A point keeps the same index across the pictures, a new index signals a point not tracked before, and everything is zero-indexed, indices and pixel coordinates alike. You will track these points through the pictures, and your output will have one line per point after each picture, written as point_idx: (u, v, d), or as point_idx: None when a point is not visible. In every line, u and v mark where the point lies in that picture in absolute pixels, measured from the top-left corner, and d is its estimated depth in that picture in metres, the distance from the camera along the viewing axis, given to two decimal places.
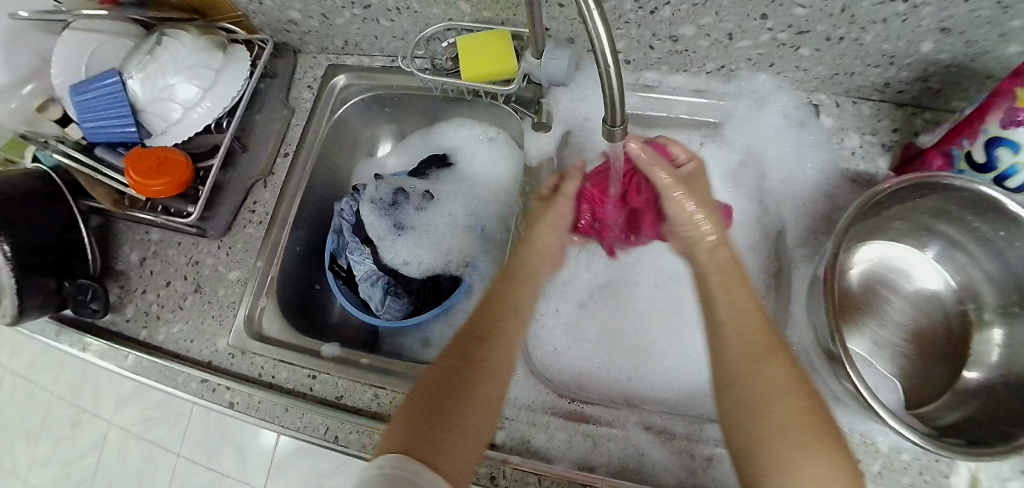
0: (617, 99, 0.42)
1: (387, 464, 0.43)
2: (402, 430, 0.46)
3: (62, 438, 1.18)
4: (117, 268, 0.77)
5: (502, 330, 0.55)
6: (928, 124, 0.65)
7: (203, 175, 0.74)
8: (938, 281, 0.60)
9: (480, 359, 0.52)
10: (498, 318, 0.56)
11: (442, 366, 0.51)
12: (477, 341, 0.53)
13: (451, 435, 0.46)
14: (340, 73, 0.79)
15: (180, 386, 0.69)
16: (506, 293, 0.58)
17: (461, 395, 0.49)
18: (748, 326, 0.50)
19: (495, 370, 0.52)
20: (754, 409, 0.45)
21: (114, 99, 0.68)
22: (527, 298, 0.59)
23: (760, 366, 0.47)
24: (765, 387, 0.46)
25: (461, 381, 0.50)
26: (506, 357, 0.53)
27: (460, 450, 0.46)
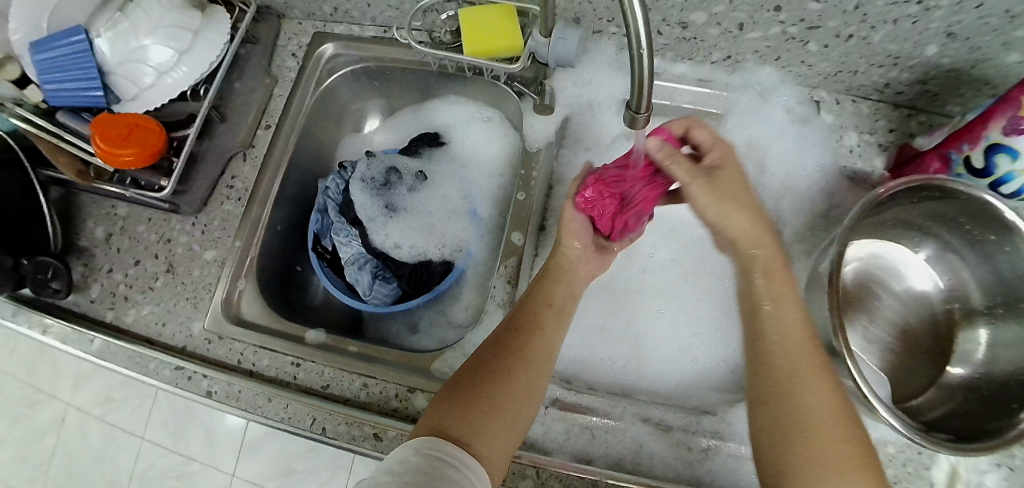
0: (646, 79, 0.41)
1: (423, 444, 0.43)
2: (437, 409, 0.47)
3: (14, 420, 1.11)
4: (79, 245, 0.71)
5: (543, 329, 0.53)
6: (923, 126, 0.65)
7: (177, 146, 0.68)
8: (927, 281, 0.62)
9: (521, 349, 0.51)
10: (540, 320, 0.54)
11: (481, 354, 0.51)
12: (517, 331, 0.53)
13: (489, 418, 0.46)
14: (328, 41, 0.74)
15: (151, 373, 0.64)
16: (543, 293, 0.56)
17: (500, 381, 0.49)
18: (796, 342, 0.47)
19: (537, 361, 0.51)
20: (805, 436, 0.42)
21: (81, 59, 0.62)
22: (569, 301, 0.57)
23: (808, 388, 0.44)
24: (818, 414, 0.43)
25: (499, 370, 0.49)
26: (547, 348, 0.53)
27: (498, 433, 0.46)
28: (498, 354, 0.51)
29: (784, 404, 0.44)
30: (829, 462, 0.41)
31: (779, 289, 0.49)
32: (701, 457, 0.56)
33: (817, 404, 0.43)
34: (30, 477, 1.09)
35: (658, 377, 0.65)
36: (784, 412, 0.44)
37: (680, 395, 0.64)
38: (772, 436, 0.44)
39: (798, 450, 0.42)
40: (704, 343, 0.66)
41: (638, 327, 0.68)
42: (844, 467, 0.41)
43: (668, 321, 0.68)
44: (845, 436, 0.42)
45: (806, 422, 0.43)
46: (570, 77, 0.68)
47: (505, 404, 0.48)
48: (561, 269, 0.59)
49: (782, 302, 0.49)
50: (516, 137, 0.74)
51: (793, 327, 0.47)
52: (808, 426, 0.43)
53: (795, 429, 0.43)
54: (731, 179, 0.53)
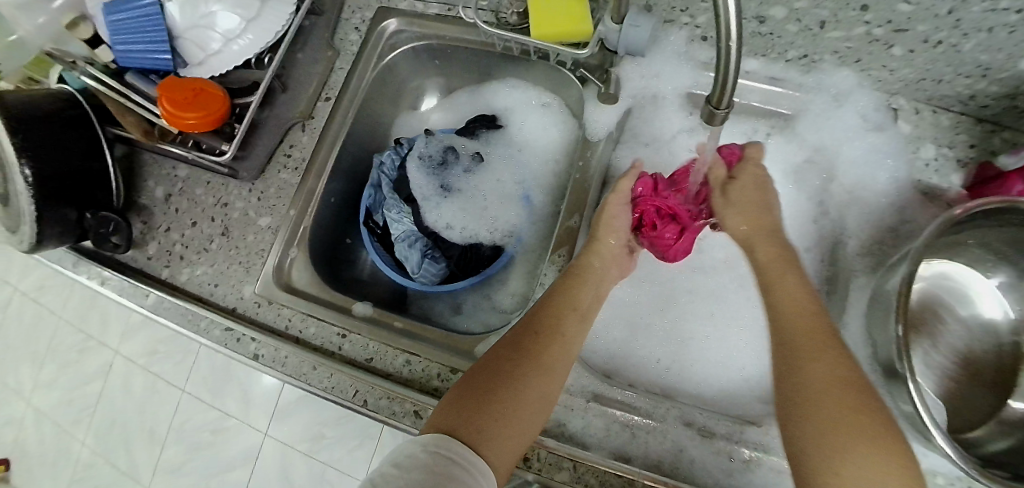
0: (732, 80, 0.40)
1: (432, 442, 0.43)
2: (450, 409, 0.47)
3: (66, 364, 1.16)
4: (140, 202, 0.73)
5: (560, 330, 0.53)
6: (1007, 144, 0.62)
7: (239, 113, 0.69)
8: (996, 310, 0.59)
9: (537, 352, 0.51)
10: (559, 317, 0.54)
11: (495, 355, 0.51)
12: (534, 333, 0.53)
13: (501, 421, 0.46)
14: (391, 16, 0.74)
15: (202, 332, 0.66)
16: (566, 290, 0.57)
17: (514, 384, 0.48)
18: (803, 319, 0.50)
19: (553, 367, 0.51)
20: (813, 403, 0.45)
21: (150, 21, 0.63)
22: (591, 303, 0.57)
23: (816, 362, 0.47)
24: (825, 385, 0.45)
25: (514, 372, 0.49)
26: (565, 353, 0.52)
27: (509, 438, 0.46)
28: (512, 357, 0.50)
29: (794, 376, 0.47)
30: (835, 421, 0.43)
31: (783, 270, 0.55)
32: (742, 467, 0.55)
33: (821, 378, 0.46)
34: (77, 418, 1.15)
35: (701, 382, 0.64)
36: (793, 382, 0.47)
37: (724, 402, 0.63)
38: (787, 404, 0.47)
39: (803, 409, 0.45)
40: (751, 351, 0.65)
41: (684, 327, 0.67)
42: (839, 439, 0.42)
43: (717, 325, 0.66)
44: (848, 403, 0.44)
45: (810, 387, 0.46)
46: (636, 68, 0.66)
47: (517, 408, 0.47)
48: (578, 276, 0.58)
49: (788, 281, 0.53)
50: (573, 126, 0.73)
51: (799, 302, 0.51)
52: (809, 396, 0.45)
53: (799, 398, 0.46)
54: (749, 192, 0.60)
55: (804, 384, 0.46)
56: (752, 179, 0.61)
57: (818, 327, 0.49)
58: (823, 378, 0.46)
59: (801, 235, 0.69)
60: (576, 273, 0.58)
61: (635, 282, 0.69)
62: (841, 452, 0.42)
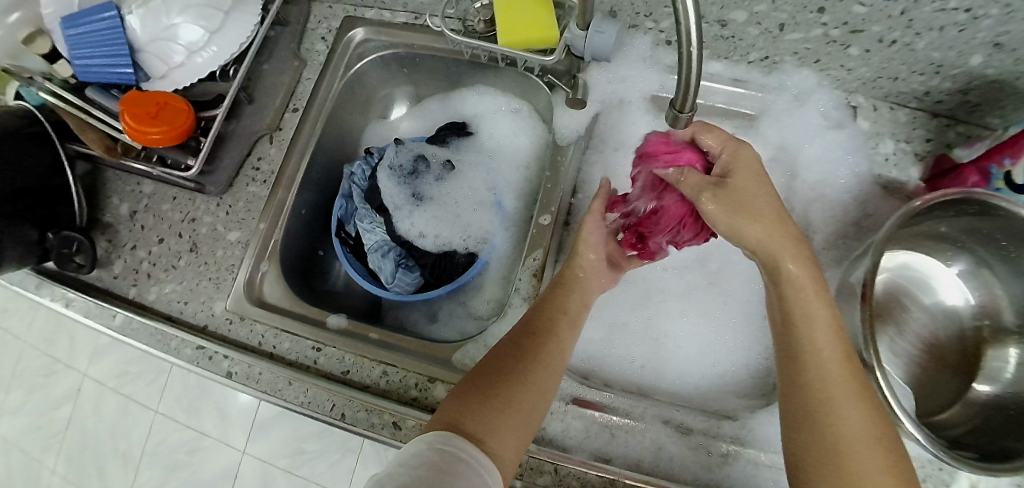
0: (692, 83, 0.40)
1: (437, 437, 0.43)
2: (454, 404, 0.46)
3: (32, 389, 1.12)
4: (105, 220, 0.72)
5: (558, 328, 0.54)
6: (961, 137, 0.64)
7: (205, 126, 0.68)
8: (958, 297, 0.60)
9: (535, 351, 0.51)
10: (556, 318, 0.55)
11: (494, 354, 0.51)
12: (533, 333, 0.53)
13: (504, 416, 0.46)
14: (359, 26, 0.74)
15: (172, 352, 0.64)
16: (559, 294, 0.57)
17: (517, 380, 0.49)
18: (832, 365, 0.45)
19: (549, 367, 0.51)
20: (849, 470, 0.40)
21: (111, 35, 0.62)
22: (581, 312, 0.57)
23: (848, 408, 0.43)
24: (861, 453, 0.41)
25: (516, 368, 0.50)
26: (561, 352, 0.53)
27: (511, 434, 0.46)
28: (514, 354, 0.51)
29: (825, 432, 0.42)
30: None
31: (808, 299, 0.48)
32: (720, 461, 0.56)
33: (853, 427, 0.42)
34: (45, 445, 1.11)
35: (677, 380, 0.65)
36: (822, 441, 0.42)
37: (699, 397, 0.64)
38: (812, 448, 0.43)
39: (839, 477, 0.41)
40: (724, 346, 0.66)
41: (657, 325, 0.67)
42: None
43: (689, 322, 0.67)
44: (879, 458, 0.41)
45: (842, 441, 0.42)
46: (605, 73, 0.67)
47: (518, 403, 0.47)
48: (565, 285, 0.58)
49: (814, 317, 0.47)
50: (544, 130, 0.74)
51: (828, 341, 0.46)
52: (846, 461, 0.41)
53: (828, 447, 0.42)
54: (746, 194, 0.51)
55: (839, 433, 0.42)
56: (749, 178, 0.52)
57: (849, 376, 0.44)
58: (858, 442, 0.41)
59: None
60: (559, 283, 0.58)
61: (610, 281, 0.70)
62: None
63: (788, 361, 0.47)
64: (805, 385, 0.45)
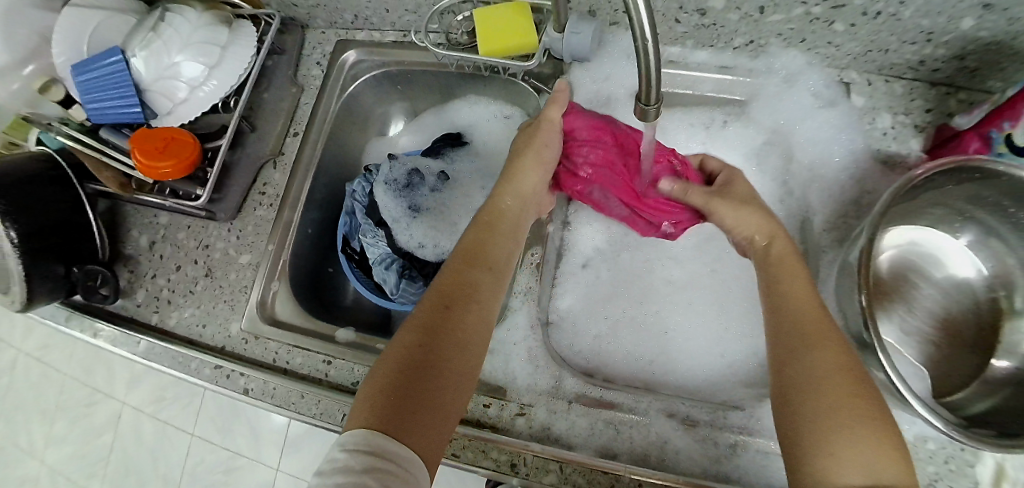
0: (654, 77, 0.41)
1: (355, 440, 0.40)
2: (368, 403, 0.43)
3: (76, 419, 1.19)
4: (127, 252, 0.76)
5: (473, 293, 0.51)
6: (962, 104, 0.62)
7: (211, 156, 0.72)
8: (969, 268, 0.59)
9: (451, 324, 0.48)
10: (469, 281, 0.52)
11: (407, 333, 0.47)
12: (447, 304, 0.49)
13: (427, 403, 0.43)
14: (351, 48, 0.76)
15: (193, 372, 0.67)
16: (481, 248, 0.55)
17: (432, 362, 0.45)
18: (809, 306, 0.47)
19: (469, 343, 0.48)
20: (814, 390, 0.42)
21: (118, 77, 0.66)
22: (504, 256, 0.56)
23: (824, 344, 0.44)
24: (831, 366, 0.43)
25: (430, 348, 0.46)
26: (479, 320, 0.50)
27: (434, 422, 0.43)
28: (427, 331, 0.47)
29: (794, 361, 0.44)
30: (838, 408, 0.40)
31: (792, 268, 0.51)
32: (729, 452, 0.56)
33: (825, 359, 0.43)
34: (90, 471, 1.16)
35: (684, 373, 0.65)
36: (786, 373, 0.44)
37: (707, 389, 0.63)
38: (785, 385, 0.44)
39: (808, 392, 0.42)
40: (730, 336, 0.65)
41: (663, 319, 0.67)
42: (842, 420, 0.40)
43: (692, 314, 0.67)
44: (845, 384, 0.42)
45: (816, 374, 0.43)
46: (587, 73, 0.67)
47: (440, 385, 0.45)
48: (470, 250, 0.54)
49: (793, 275, 0.50)
50: None
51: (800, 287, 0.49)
52: (810, 382, 0.42)
53: (801, 377, 0.43)
54: (745, 196, 0.58)
55: (808, 364, 0.43)
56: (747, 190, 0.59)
57: (819, 319, 0.46)
58: (824, 365, 0.43)
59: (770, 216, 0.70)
60: (471, 248, 0.55)
61: (612, 280, 0.70)
62: (849, 434, 0.39)
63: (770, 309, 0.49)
64: (777, 324, 0.47)
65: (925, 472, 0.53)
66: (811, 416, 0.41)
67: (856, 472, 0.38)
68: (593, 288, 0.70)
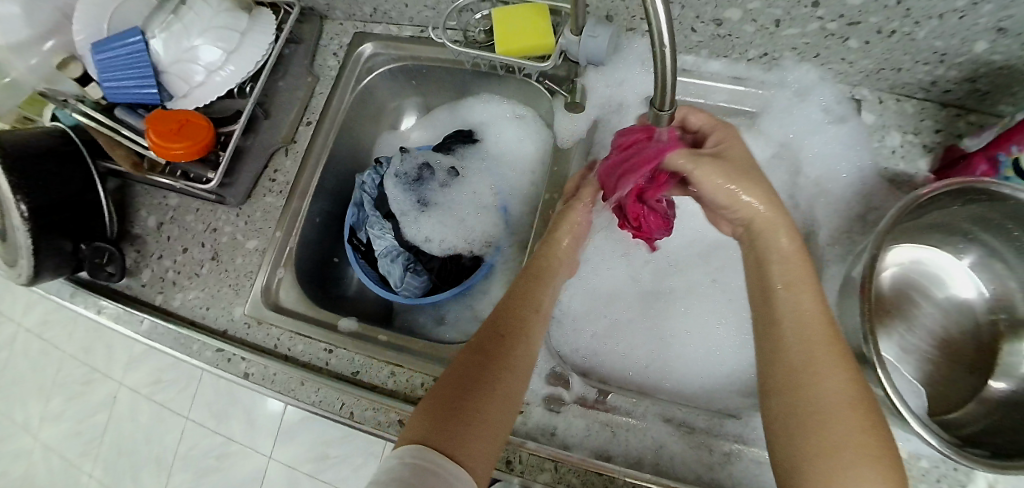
0: (669, 82, 0.42)
1: (409, 453, 0.42)
2: (422, 419, 0.45)
3: (72, 397, 1.19)
4: (134, 232, 0.76)
5: (523, 328, 0.54)
6: (972, 127, 0.62)
7: (225, 140, 0.72)
8: (971, 289, 0.59)
9: (501, 355, 0.51)
10: (520, 316, 0.55)
11: (460, 363, 0.50)
12: (498, 335, 0.52)
13: (471, 428, 0.45)
14: (368, 41, 0.77)
15: (194, 354, 0.67)
16: (529, 290, 0.58)
17: (484, 386, 0.48)
18: (813, 329, 0.46)
19: (516, 369, 0.51)
20: (822, 424, 0.41)
21: (136, 58, 0.67)
22: (548, 300, 0.58)
23: (825, 373, 0.43)
24: (833, 398, 0.42)
25: (482, 374, 0.49)
26: (527, 356, 0.53)
27: (483, 444, 0.45)
28: (479, 360, 0.50)
29: (804, 390, 0.43)
30: (847, 443, 0.40)
31: (799, 284, 0.48)
32: (723, 460, 0.56)
33: (829, 389, 0.42)
34: (83, 449, 1.17)
35: (681, 379, 0.65)
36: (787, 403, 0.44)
37: (704, 397, 0.64)
38: (787, 417, 0.43)
39: (812, 428, 0.42)
40: (729, 345, 0.66)
41: (663, 325, 0.68)
42: (845, 456, 0.40)
43: (694, 323, 0.68)
44: (850, 418, 0.41)
45: (820, 409, 0.42)
46: (601, 77, 0.68)
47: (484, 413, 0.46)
48: (521, 298, 0.57)
49: (798, 293, 0.48)
50: (547, 136, 0.76)
51: (807, 311, 0.47)
52: (819, 415, 0.42)
53: (803, 411, 0.43)
54: (742, 163, 0.55)
55: (809, 397, 0.43)
56: (742, 151, 0.56)
57: (826, 348, 0.44)
58: (831, 398, 0.42)
59: None
60: (524, 296, 0.57)
61: (616, 285, 0.71)
62: (854, 471, 0.39)
63: (768, 328, 0.48)
64: (780, 349, 0.46)
65: None
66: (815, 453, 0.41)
67: None
68: (597, 291, 0.70)
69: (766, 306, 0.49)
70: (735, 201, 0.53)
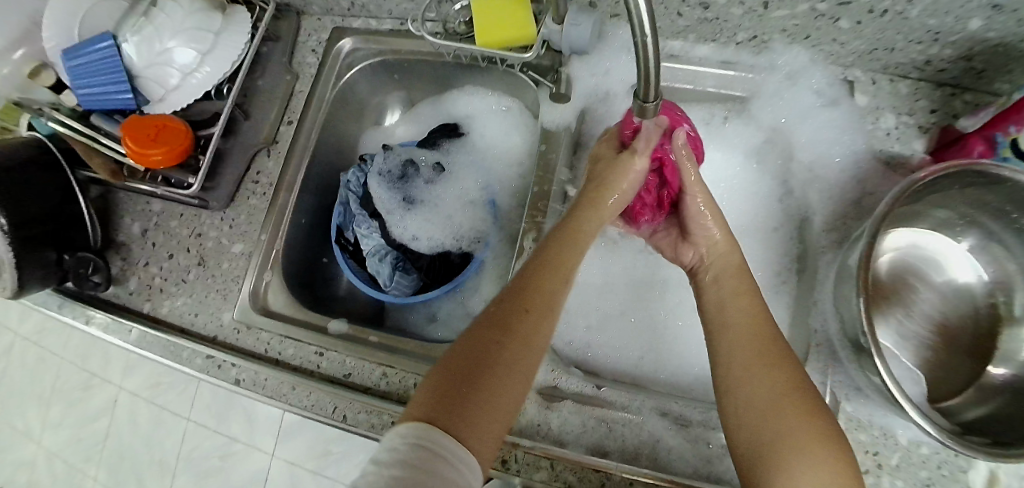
0: (653, 72, 0.40)
1: (413, 434, 0.38)
2: (432, 393, 0.41)
3: (71, 404, 1.19)
4: (119, 240, 0.75)
5: (553, 297, 0.49)
6: (968, 106, 0.61)
7: (204, 144, 0.71)
8: (969, 272, 0.58)
9: (524, 325, 0.47)
10: (551, 281, 0.50)
11: (480, 329, 0.46)
12: (523, 302, 0.48)
13: (479, 410, 0.41)
14: (347, 36, 0.75)
15: (185, 362, 0.67)
16: (564, 251, 0.53)
17: (501, 359, 0.44)
18: (751, 328, 0.48)
19: (540, 340, 0.47)
20: (764, 418, 0.43)
21: (110, 64, 0.66)
22: (582, 264, 0.54)
23: (766, 369, 0.45)
24: (774, 393, 0.44)
25: (501, 344, 0.45)
26: (553, 328, 0.48)
27: (494, 425, 0.41)
28: (501, 330, 0.46)
29: (744, 387, 0.45)
30: (789, 432, 0.41)
31: (739, 288, 0.52)
32: (720, 453, 0.56)
33: (770, 383, 0.44)
34: (86, 456, 1.17)
35: (676, 371, 0.65)
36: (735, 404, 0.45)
37: (700, 388, 0.63)
38: (736, 413, 0.45)
39: (756, 421, 0.43)
40: None
41: (655, 315, 0.67)
42: (789, 445, 0.41)
43: (687, 313, 0.67)
44: (794, 412, 0.42)
45: (762, 401, 0.44)
46: (585, 66, 0.66)
47: (494, 393, 0.42)
48: (555, 259, 0.52)
49: (739, 298, 0.51)
50: (533, 127, 0.74)
51: (746, 312, 0.50)
52: (765, 409, 0.43)
53: (747, 405, 0.44)
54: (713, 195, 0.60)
55: (752, 390, 0.44)
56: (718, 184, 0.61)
57: (769, 346, 0.47)
58: (771, 393, 0.44)
59: (768, 215, 0.69)
60: (545, 264, 0.51)
61: (609, 277, 0.69)
62: (798, 461, 0.40)
63: (713, 331, 0.51)
64: (725, 351, 0.48)
65: (918, 477, 0.52)
66: (760, 445, 0.42)
67: None
68: (590, 285, 0.69)
69: (712, 312, 0.52)
70: (703, 227, 0.59)
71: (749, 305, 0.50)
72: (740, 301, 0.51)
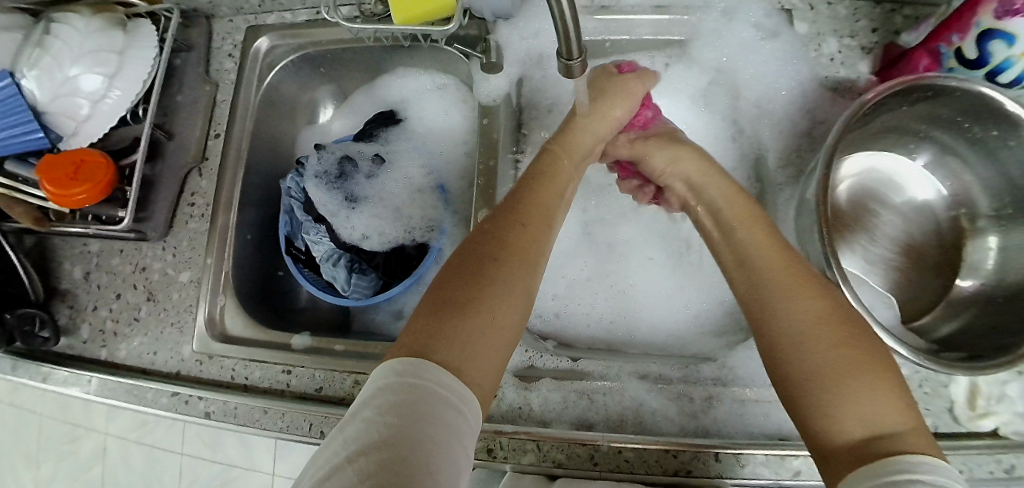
0: (569, 25, 0.37)
1: (406, 370, 0.37)
2: (427, 321, 0.41)
3: (61, 458, 1.16)
4: (62, 288, 0.71)
5: (535, 224, 0.51)
6: (909, 20, 0.58)
7: (130, 173, 0.67)
8: (929, 189, 0.58)
9: (514, 248, 0.48)
10: (531, 208, 0.52)
11: (472, 254, 0.46)
12: (508, 227, 0.49)
13: (478, 341, 0.41)
14: (262, 34, 0.71)
15: (150, 404, 0.64)
16: (539, 178, 0.55)
17: (493, 281, 0.45)
18: (774, 258, 0.47)
19: (528, 263, 0.48)
20: (796, 345, 0.41)
21: (12, 104, 0.60)
22: (563, 192, 0.56)
23: (795, 297, 0.43)
24: (805, 317, 0.42)
25: (492, 266, 0.45)
26: (540, 252, 0.50)
27: (491, 354, 0.42)
28: (493, 254, 0.46)
29: (774, 316, 0.44)
30: (828, 356, 0.40)
31: (751, 222, 0.52)
32: (705, 406, 0.55)
33: (801, 309, 0.43)
34: None
35: (652, 332, 0.64)
36: (765, 330, 0.43)
37: (675, 344, 0.63)
38: (769, 345, 0.43)
39: (791, 349, 0.41)
40: (692, 290, 0.65)
41: (624, 279, 0.66)
42: (829, 369, 0.39)
43: (653, 273, 0.66)
44: (832, 335, 0.40)
45: (791, 328, 0.42)
46: (516, 31, 0.64)
47: (498, 322, 0.43)
48: (531, 189, 0.54)
49: (755, 230, 0.51)
50: (470, 100, 0.72)
51: (765, 243, 0.49)
52: (799, 336, 0.41)
53: (780, 333, 0.43)
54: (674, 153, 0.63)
55: (782, 318, 0.43)
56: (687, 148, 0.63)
57: (793, 270, 0.45)
58: (802, 319, 0.42)
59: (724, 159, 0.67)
60: (530, 198, 0.53)
61: (574, 246, 0.68)
62: (844, 387, 0.38)
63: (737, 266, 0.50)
64: (750, 283, 0.47)
65: None
66: (800, 373, 0.40)
67: (858, 422, 0.37)
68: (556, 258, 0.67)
69: (735, 248, 0.51)
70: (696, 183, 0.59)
71: (766, 238, 0.49)
72: (759, 234, 0.50)
